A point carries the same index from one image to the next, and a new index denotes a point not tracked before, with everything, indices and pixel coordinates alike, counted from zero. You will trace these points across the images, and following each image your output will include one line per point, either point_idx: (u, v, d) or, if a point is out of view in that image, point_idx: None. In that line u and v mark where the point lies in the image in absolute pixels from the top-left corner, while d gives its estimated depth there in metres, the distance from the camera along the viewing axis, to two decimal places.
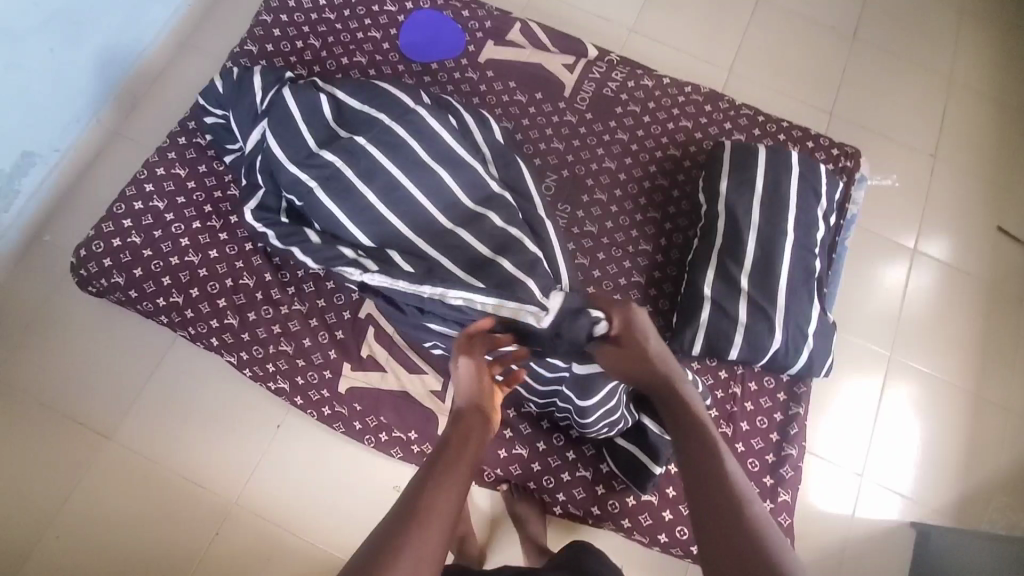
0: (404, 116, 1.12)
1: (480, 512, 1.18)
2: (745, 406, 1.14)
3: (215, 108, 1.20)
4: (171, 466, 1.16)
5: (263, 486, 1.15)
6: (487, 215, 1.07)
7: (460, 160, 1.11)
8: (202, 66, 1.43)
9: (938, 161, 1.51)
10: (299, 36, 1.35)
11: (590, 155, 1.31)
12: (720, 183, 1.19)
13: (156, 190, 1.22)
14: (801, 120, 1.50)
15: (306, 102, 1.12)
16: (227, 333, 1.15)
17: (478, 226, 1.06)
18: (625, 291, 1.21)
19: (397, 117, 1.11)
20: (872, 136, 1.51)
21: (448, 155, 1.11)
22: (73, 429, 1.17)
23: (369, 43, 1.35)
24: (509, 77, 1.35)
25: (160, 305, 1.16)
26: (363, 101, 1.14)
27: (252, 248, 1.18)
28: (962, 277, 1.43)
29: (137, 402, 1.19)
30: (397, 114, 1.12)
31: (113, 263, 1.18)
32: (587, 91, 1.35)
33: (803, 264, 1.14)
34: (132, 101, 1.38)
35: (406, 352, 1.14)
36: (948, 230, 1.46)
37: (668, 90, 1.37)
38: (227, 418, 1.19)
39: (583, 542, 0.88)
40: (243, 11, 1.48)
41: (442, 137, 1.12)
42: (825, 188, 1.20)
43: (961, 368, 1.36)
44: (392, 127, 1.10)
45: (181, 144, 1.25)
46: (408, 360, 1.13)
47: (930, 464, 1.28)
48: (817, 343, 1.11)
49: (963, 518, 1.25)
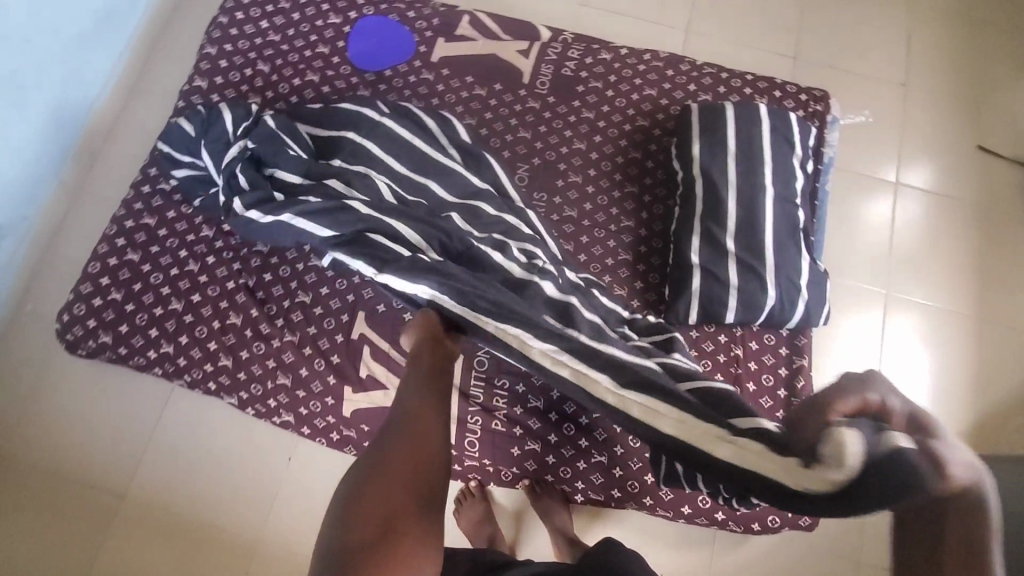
0: (371, 132, 1.14)
1: (504, 511, 1.18)
2: (749, 366, 1.13)
3: (184, 155, 1.16)
4: (192, 515, 1.16)
5: (285, 520, 1.16)
6: (477, 206, 1.09)
7: (432, 168, 1.12)
8: (155, 110, 1.41)
9: (908, 88, 1.49)
10: (247, 64, 1.32)
11: (558, 138, 1.29)
12: (692, 148, 1.17)
13: (128, 243, 1.20)
14: (766, 69, 1.48)
15: (284, 125, 1.12)
16: (223, 375, 1.14)
17: (474, 215, 1.08)
18: (614, 270, 1.20)
19: (364, 133, 1.13)
20: (839, 74, 1.49)
21: (422, 164, 1.12)
22: (89, 494, 1.16)
23: (318, 60, 1.33)
24: (465, 72, 1.33)
25: (152, 358, 1.16)
26: (325, 126, 1.16)
27: (234, 287, 1.17)
28: (948, 202, 1.42)
29: (147, 457, 1.19)
30: (365, 130, 1.14)
31: (98, 323, 1.17)
32: (546, 74, 1.33)
33: (786, 216, 1.13)
34: (91, 155, 1.36)
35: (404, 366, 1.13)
36: (928, 157, 1.45)
37: (627, 60, 1.35)
38: (238, 459, 1.19)
39: (612, 537, 0.88)
40: (188, 47, 1.46)
41: (413, 147, 1.14)
42: (798, 136, 1.19)
43: (959, 293, 1.36)
44: (364, 140, 1.12)
45: (146, 192, 1.23)
46: None
47: (941, 394, 1.29)
48: (811, 293, 1.11)
49: (979, 441, 1.25)
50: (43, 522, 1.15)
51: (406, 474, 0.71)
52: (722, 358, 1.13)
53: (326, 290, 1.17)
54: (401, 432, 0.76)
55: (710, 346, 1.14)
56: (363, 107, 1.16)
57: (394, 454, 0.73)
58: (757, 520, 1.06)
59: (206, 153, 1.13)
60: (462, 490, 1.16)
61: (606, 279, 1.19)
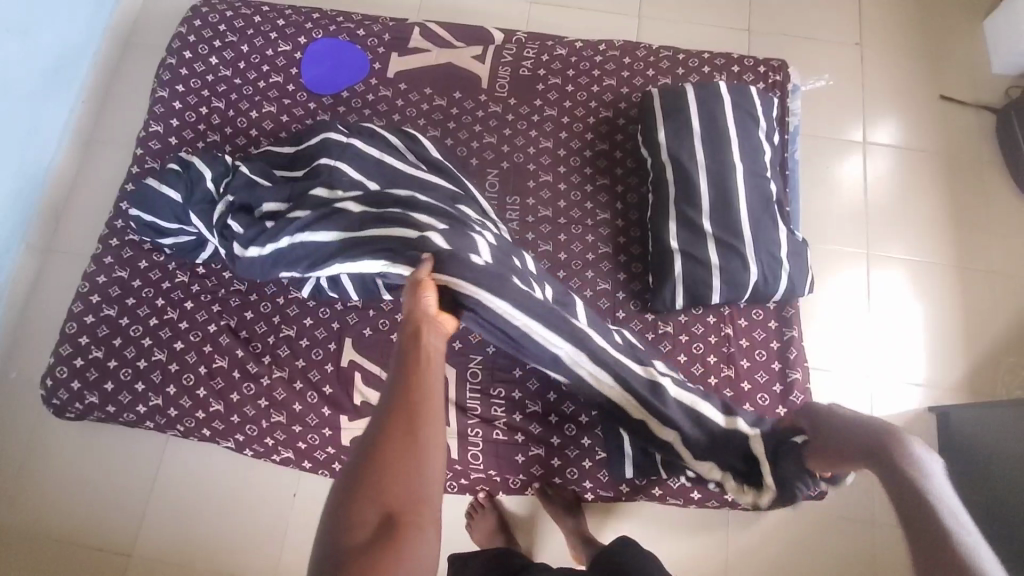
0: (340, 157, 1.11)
1: (517, 518, 1.17)
2: (741, 343, 1.13)
3: (170, 223, 1.13)
4: (204, 564, 1.14)
5: (298, 557, 1.14)
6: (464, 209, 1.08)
7: (407, 183, 1.10)
8: (115, 159, 1.39)
9: (864, 47, 1.50)
10: (201, 102, 1.30)
11: (525, 139, 1.28)
12: (658, 134, 1.17)
13: (103, 298, 1.18)
14: (722, 45, 1.48)
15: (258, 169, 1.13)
16: (216, 421, 1.13)
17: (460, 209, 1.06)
18: (596, 265, 1.19)
19: (336, 155, 1.11)
20: (795, 41, 1.50)
21: (396, 178, 1.10)
22: (97, 557, 1.14)
23: (274, 90, 1.31)
24: (423, 84, 1.32)
25: (142, 413, 1.14)
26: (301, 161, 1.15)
27: (217, 329, 1.15)
28: (916, 155, 1.43)
29: (151, 512, 1.17)
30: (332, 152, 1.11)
31: (82, 384, 1.14)
32: (504, 77, 1.32)
33: (758, 190, 1.13)
34: (55, 214, 1.33)
35: None
36: (891, 113, 1.46)
37: (583, 53, 1.34)
38: (244, 502, 1.17)
39: (626, 537, 0.88)
40: (142, 92, 1.44)
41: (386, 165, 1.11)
42: (762, 109, 1.19)
43: (938, 244, 1.36)
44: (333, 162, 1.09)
45: (115, 245, 1.21)
46: None
47: (933, 346, 1.29)
48: (792, 263, 1.11)
49: (976, 388, 1.26)
50: None
51: (407, 453, 0.66)
52: (713, 339, 1.13)
53: (310, 320, 1.15)
54: (400, 402, 0.70)
55: (700, 328, 1.14)
56: (330, 130, 1.14)
57: (392, 428, 0.68)
58: None
59: (195, 216, 1.10)
60: (472, 504, 1.16)
61: (589, 274, 1.18)
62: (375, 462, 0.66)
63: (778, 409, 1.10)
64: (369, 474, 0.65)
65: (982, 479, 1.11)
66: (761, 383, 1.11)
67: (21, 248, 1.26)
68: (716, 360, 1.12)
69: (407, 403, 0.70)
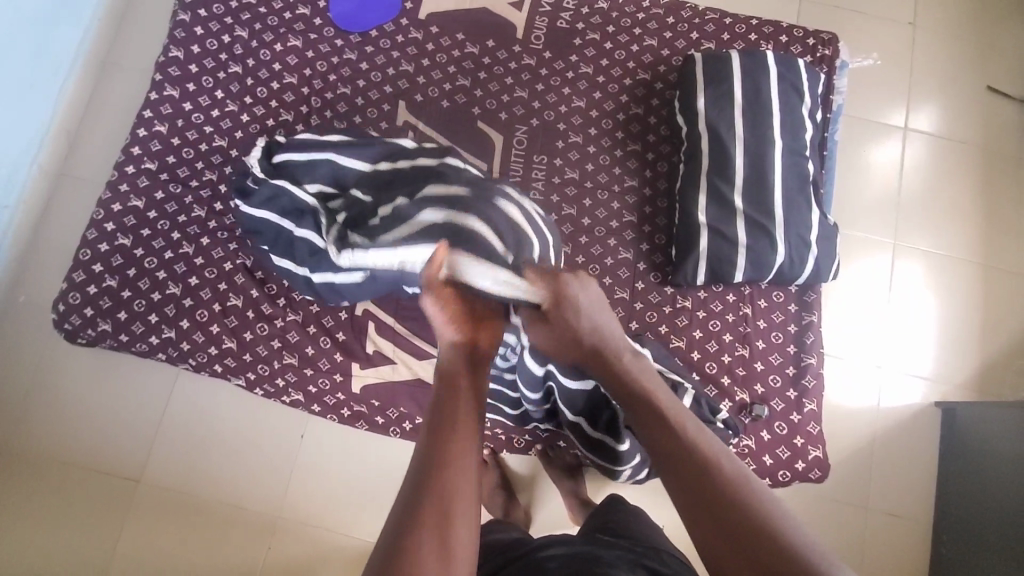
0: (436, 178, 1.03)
1: (517, 477, 1.19)
2: (758, 324, 1.12)
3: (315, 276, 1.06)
4: (211, 495, 1.17)
5: (303, 494, 1.17)
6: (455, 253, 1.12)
7: None
8: (130, 84, 1.35)
9: (918, 27, 1.43)
10: (224, 30, 1.25)
11: (557, 96, 1.23)
12: (697, 102, 1.12)
13: (118, 227, 1.16)
14: (771, 11, 1.41)
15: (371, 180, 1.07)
16: (228, 358, 1.13)
17: None
18: (619, 233, 1.17)
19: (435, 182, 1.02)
20: (847, 15, 1.43)
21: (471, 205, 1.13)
22: (108, 480, 1.17)
23: (300, 22, 1.25)
24: (456, 29, 1.26)
25: (154, 344, 1.13)
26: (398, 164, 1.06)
27: (232, 267, 1.14)
28: (957, 146, 1.38)
29: (161, 442, 1.19)
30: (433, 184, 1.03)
31: (96, 311, 1.14)
32: (541, 28, 1.26)
33: (795, 170, 1.09)
34: (68, 136, 1.30)
35: (411, 340, 1.12)
36: (938, 99, 1.40)
37: (625, 9, 1.28)
38: (251, 439, 1.19)
39: (618, 497, 0.88)
40: (161, 14, 1.38)
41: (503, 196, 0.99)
42: (807, 84, 1.14)
43: (968, 240, 1.34)
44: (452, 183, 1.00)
45: (131, 173, 1.18)
46: (415, 348, 1.12)
47: (949, 341, 1.29)
48: (820, 247, 1.09)
49: (985, 386, 1.26)
50: (65, 511, 1.16)
51: (451, 523, 0.60)
52: (730, 317, 1.12)
53: None
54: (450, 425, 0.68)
55: (718, 306, 1.13)
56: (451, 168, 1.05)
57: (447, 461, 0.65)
58: (768, 475, 1.07)
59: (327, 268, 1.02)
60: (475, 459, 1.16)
61: (612, 243, 1.16)
62: (421, 546, 0.58)
63: (788, 392, 1.10)
64: (415, 556, 0.57)
65: (983, 474, 1.12)
66: (773, 365, 1.11)
67: (34, 169, 1.23)
68: (731, 339, 1.12)
69: (459, 458, 0.65)
